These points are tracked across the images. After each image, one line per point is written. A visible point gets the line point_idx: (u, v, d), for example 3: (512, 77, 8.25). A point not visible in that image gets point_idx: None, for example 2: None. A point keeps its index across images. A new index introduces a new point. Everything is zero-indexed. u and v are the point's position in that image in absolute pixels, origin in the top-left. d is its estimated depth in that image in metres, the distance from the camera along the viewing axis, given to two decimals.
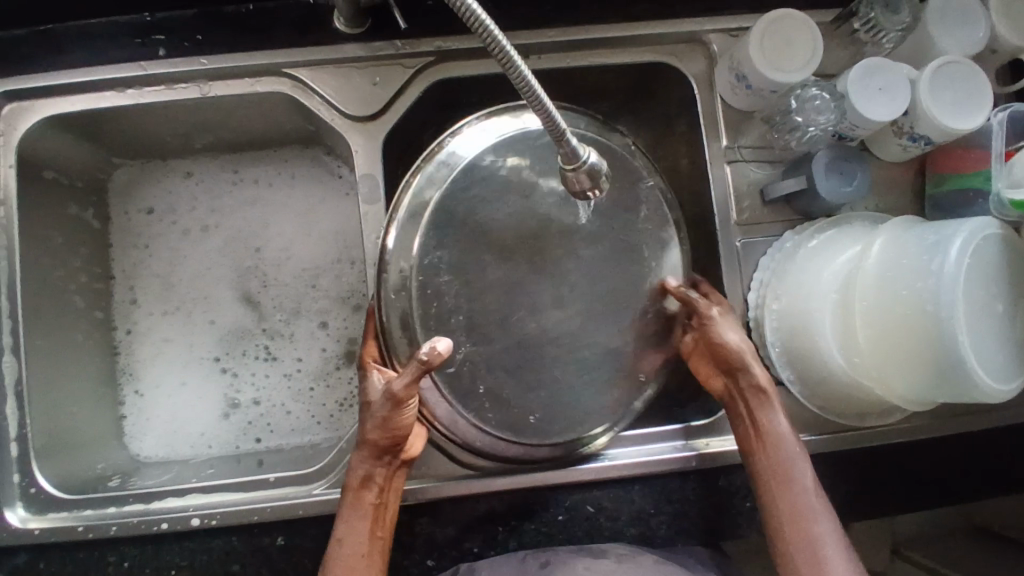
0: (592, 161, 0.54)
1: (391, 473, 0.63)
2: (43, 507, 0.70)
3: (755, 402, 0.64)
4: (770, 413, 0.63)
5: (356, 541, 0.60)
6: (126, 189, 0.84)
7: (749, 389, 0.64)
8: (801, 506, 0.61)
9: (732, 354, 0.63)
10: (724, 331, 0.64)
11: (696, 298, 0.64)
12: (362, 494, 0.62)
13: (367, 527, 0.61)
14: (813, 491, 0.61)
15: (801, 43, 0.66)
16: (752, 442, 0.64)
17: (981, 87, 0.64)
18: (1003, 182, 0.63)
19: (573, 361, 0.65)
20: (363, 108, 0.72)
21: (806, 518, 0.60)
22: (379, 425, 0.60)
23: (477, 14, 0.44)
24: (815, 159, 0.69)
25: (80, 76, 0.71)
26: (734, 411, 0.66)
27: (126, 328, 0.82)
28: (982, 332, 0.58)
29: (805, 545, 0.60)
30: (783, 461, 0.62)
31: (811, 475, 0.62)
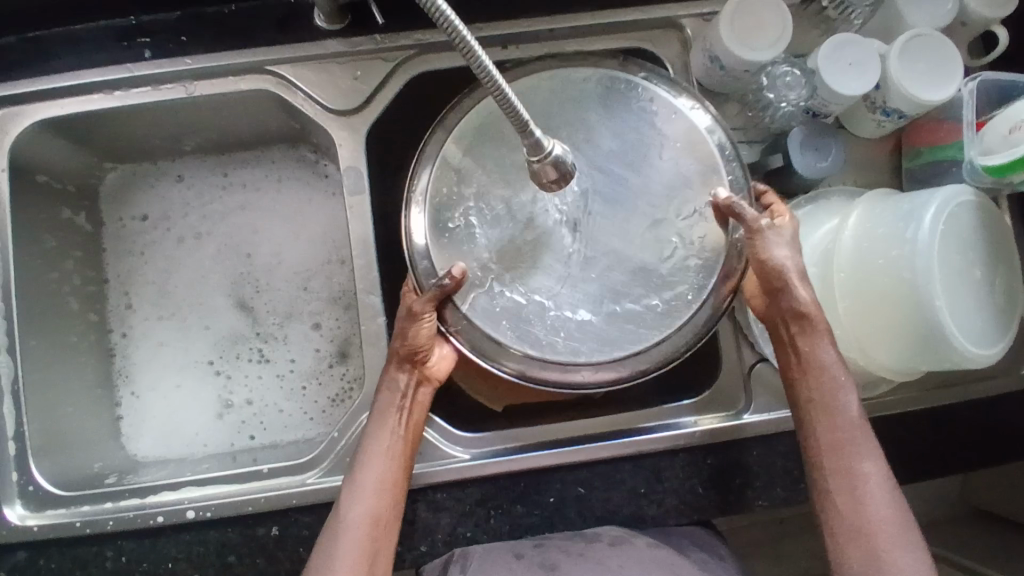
0: (557, 152, 0.54)
1: (414, 383, 0.65)
2: (41, 504, 0.71)
3: (797, 328, 0.61)
4: (814, 341, 0.60)
5: (373, 452, 0.62)
6: (117, 194, 0.85)
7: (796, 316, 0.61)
8: (844, 437, 0.59)
9: (776, 273, 0.59)
10: (773, 248, 0.59)
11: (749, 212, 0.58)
12: (387, 399, 0.64)
13: (386, 435, 0.63)
14: (857, 423, 0.60)
15: (770, 24, 0.68)
16: (794, 370, 0.62)
17: (951, 61, 0.65)
18: (977, 151, 0.65)
19: (605, 285, 0.60)
20: (345, 101, 0.74)
21: (850, 454, 0.59)
22: (400, 335, 0.62)
23: (440, 6, 0.44)
24: (790, 137, 0.70)
25: (70, 81, 0.73)
26: (778, 337, 0.63)
27: (121, 331, 0.84)
28: (962, 299, 0.59)
29: (846, 483, 0.59)
30: (830, 391, 0.60)
31: (856, 406, 0.60)
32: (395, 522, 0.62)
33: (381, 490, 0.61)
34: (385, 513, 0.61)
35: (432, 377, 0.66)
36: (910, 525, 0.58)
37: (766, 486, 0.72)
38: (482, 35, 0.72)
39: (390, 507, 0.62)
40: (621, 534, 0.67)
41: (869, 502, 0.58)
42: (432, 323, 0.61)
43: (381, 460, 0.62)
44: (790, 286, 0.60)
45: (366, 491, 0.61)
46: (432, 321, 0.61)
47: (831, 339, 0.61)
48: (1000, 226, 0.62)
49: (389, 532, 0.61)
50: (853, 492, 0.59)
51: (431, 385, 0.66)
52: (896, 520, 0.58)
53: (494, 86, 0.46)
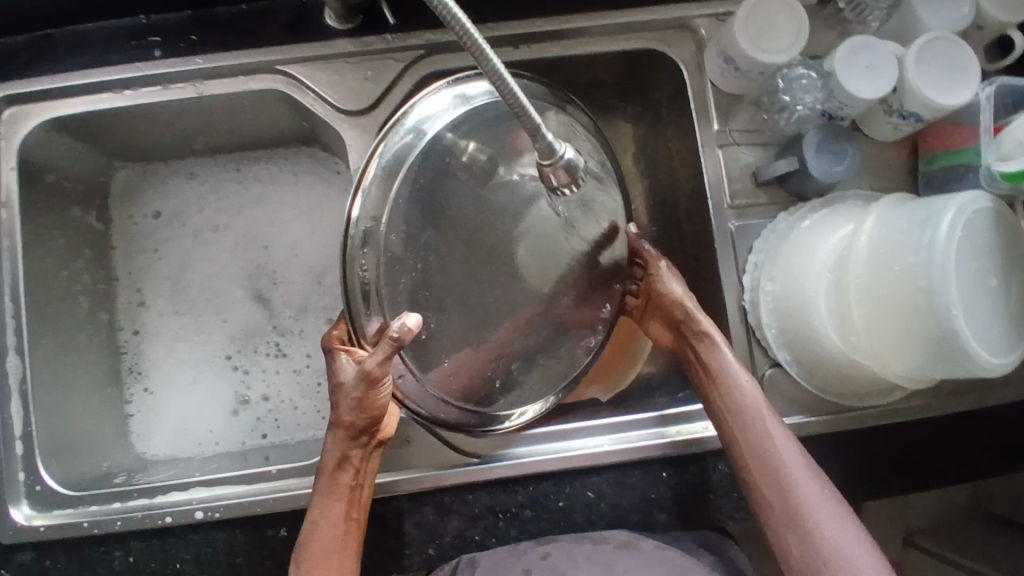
0: (569, 156, 0.54)
1: (364, 455, 0.64)
2: (49, 504, 0.71)
3: (701, 345, 0.68)
4: (715, 354, 0.67)
5: (326, 522, 0.62)
6: (128, 191, 0.85)
7: (695, 336, 0.69)
8: (756, 435, 0.64)
9: (675, 302, 0.69)
10: (667, 282, 0.70)
11: (647, 253, 0.71)
12: (336, 472, 0.63)
13: (340, 507, 0.62)
14: (768, 420, 0.64)
15: (786, 26, 0.67)
16: (705, 384, 0.68)
17: (969, 63, 0.64)
18: (994, 156, 0.63)
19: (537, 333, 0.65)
20: (355, 101, 0.73)
21: (766, 448, 0.63)
22: (354, 407, 0.61)
23: (452, 11, 0.44)
24: (806, 141, 0.69)
25: (79, 79, 0.73)
26: (687, 360, 0.70)
27: (132, 329, 0.83)
28: (978, 308, 0.58)
29: (766, 475, 0.63)
30: (738, 399, 0.65)
31: (764, 405, 0.65)
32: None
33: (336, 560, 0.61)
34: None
35: (381, 439, 0.65)
36: (836, 507, 0.62)
37: None
38: (494, 35, 0.72)
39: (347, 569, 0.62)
40: (629, 537, 0.67)
41: (795, 489, 0.62)
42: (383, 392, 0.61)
43: (335, 530, 0.62)
44: (689, 312, 0.69)
45: (321, 552, 0.61)
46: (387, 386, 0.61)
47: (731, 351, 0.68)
48: (1018, 233, 0.61)
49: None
50: (779, 488, 0.62)
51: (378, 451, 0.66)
52: (823, 503, 0.61)
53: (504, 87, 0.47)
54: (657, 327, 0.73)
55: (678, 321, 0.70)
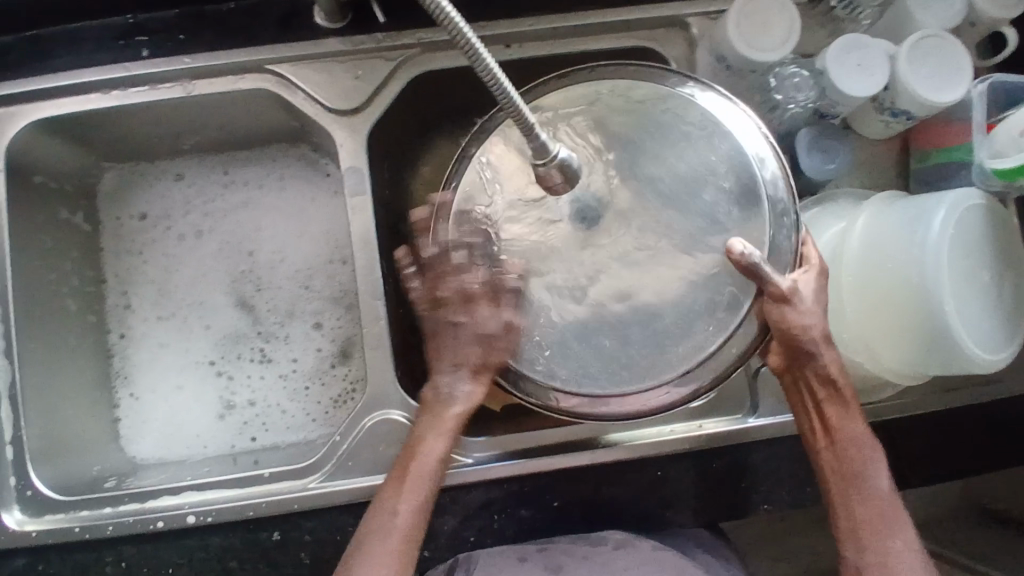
0: (563, 155, 0.54)
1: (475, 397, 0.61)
2: (41, 509, 0.71)
3: (826, 395, 0.60)
4: (839, 410, 0.60)
5: (429, 454, 0.61)
6: (115, 192, 0.84)
7: (820, 381, 0.60)
8: (871, 509, 0.59)
9: (805, 339, 0.57)
10: (799, 313, 0.56)
11: (774, 279, 0.55)
12: (444, 404, 0.61)
13: (442, 444, 0.61)
14: (886, 492, 0.60)
15: (776, 22, 0.67)
16: (819, 435, 0.62)
17: (960, 61, 0.64)
18: (986, 154, 0.63)
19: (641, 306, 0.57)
20: (346, 100, 0.73)
21: (880, 524, 0.59)
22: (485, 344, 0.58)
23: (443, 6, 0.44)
24: (798, 137, 0.71)
25: (66, 80, 0.72)
26: (801, 401, 0.63)
27: (120, 332, 0.83)
28: (971, 305, 0.58)
29: (875, 554, 0.58)
30: (853, 458, 0.60)
31: (884, 476, 0.60)
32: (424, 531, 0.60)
33: (418, 498, 0.60)
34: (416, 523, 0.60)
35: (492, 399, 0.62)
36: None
37: (771, 491, 0.72)
38: (485, 34, 0.71)
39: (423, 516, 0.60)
40: (626, 537, 0.67)
41: None
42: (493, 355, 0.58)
43: (427, 467, 0.61)
44: (818, 353, 0.59)
45: (413, 488, 0.60)
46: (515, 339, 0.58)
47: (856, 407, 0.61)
48: (1011, 230, 0.61)
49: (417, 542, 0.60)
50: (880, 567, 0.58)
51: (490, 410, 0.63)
52: None
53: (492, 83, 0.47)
54: None
55: (798, 358, 0.59)
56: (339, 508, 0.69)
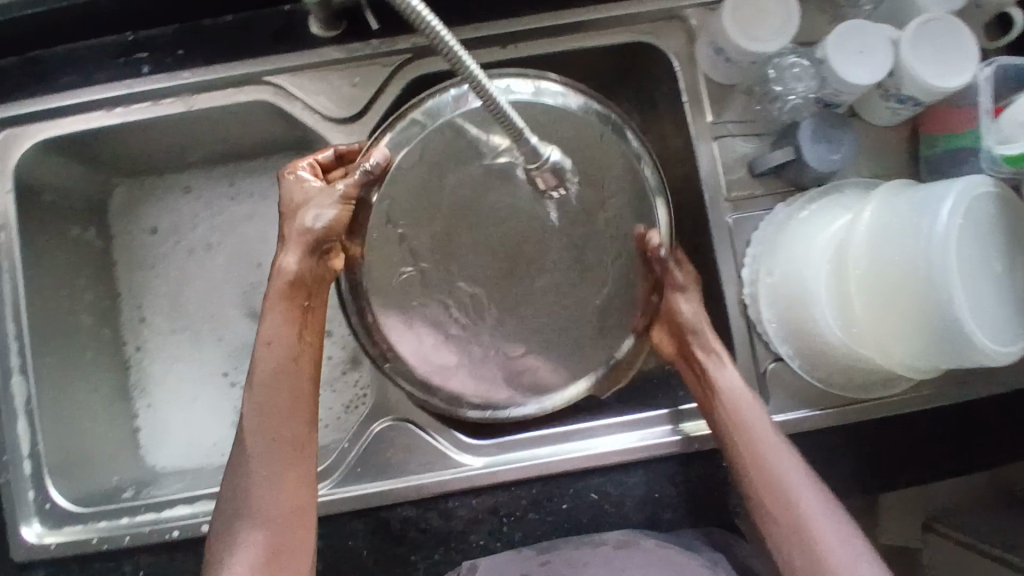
0: (555, 159, 0.55)
1: (316, 274, 0.65)
2: (59, 521, 0.72)
3: (703, 353, 0.67)
4: (719, 366, 0.66)
5: (280, 343, 0.63)
6: (126, 207, 0.86)
7: (701, 347, 0.68)
8: (760, 449, 0.63)
9: (691, 318, 0.68)
10: (688, 300, 0.69)
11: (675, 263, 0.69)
12: (291, 291, 0.63)
13: (294, 329, 0.63)
14: (773, 434, 0.64)
15: (775, 12, 0.65)
16: (711, 402, 0.67)
17: (967, 43, 0.62)
18: (994, 139, 0.61)
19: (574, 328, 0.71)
20: (344, 108, 0.73)
21: (771, 456, 0.63)
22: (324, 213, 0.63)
23: (420, 12, 0.44)
24: (801, 129, 0.68)
25: (70, 100, 0.73)
26: (688, 369, 0.69)
27: (136, 345, 0.84)
28: (982, 296, 0.56)
29: (776, 488, 0.62)
30: (744, 421, 0.64)
31: (768, 419, 0.65)
32: (313, 410, 0.63)
33: (295, 387, 0.62)
34: (302, 401, 0.62)
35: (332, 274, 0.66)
36: (858, 542, 0.59)
37: None
38: (480, 36, 0.71)
39: (306, 396, 0.63)
40: (629, 537, 0.66)
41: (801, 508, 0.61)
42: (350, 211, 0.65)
43: (283, 345, 0.62)
44: (699, 324, 0.68)
45: (278, 381, 0.62)
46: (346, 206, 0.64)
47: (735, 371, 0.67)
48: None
49: (311, 426, 0.63)
50: (795, 530, 0.60)
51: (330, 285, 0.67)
52: (832, 516, 0.60)
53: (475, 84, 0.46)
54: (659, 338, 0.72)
55: (685, 338, 0.69)
56: (349, 515, 0.70)
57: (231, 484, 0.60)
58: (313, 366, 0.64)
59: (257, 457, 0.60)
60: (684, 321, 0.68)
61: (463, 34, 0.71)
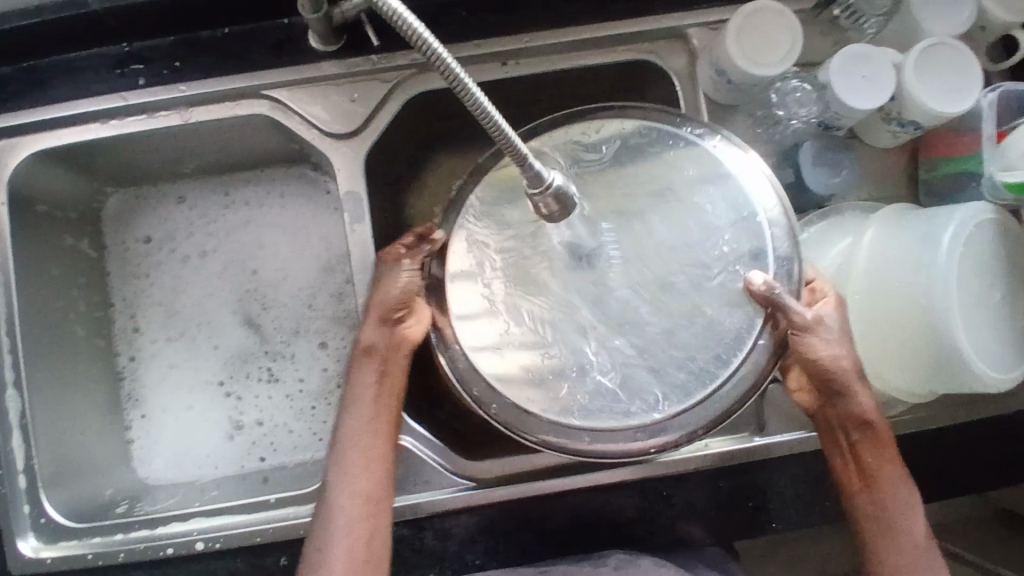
0: (558, 184, 0.53)
1: (391, 343, 0.62)
2: (54, 535, 0.72)
3: (857, 435, 0.60)
4: (873, 450, 0.60)
5: (362, 411, 0.62)
6: (120, 216, 0.85)
7: (854, 423, 0.60)
8: (906, 558, 0.59)
9: (839, 384, 0.58)
10: (824, 346, 0.57)
11: (795, 310, 0.56)
12: (365, 360, 0.63)
13: (370, 395, 0.62)
14: (922, 537, 0.59)
15: (778, 36, 0.65)
16: (852, 475, 0.61)
17: (970, 70, 0.62)
18: (997, 167, 0.61)
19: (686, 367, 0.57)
20: (342, 124, 0.72)
21: (916, 565, 0.58)
22: (381, 285, 0.61)
23: (420, 32, 0.44)
24: (803, 150, 0.71)
25: (65, 110, 0.72)
26: (833, 441, 0.62)
27: (129, 354, 0.83)
28: (981, 325, 0.56)
29: None
30: (889, 519, 0.59)
31: (920, 519, 0.59)
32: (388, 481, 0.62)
33: (375, 463, 0.61)
34: (384, 497, 0.61)
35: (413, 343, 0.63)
36: None
37: (778, 509, 0.71)
38: (481, 52, 0.70)
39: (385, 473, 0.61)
40: (627, 557, 0.66)
41: None
42: (418, 277, 0.61)
43: (365, 414, 0.62)
44: (853, 396, 0.59)
45: (355, 457, 0.61)
46: (409, 275, 0.61)
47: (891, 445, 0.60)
48: None
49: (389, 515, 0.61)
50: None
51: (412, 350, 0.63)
52: None
53: (472, 103, 0.45)
54: (798, 380, 0.63)
55: (829, 393, 0.59)
56: None
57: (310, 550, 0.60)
58: (394, 432, 0.63)
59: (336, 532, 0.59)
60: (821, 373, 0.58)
61: (463, 51, 0.70)
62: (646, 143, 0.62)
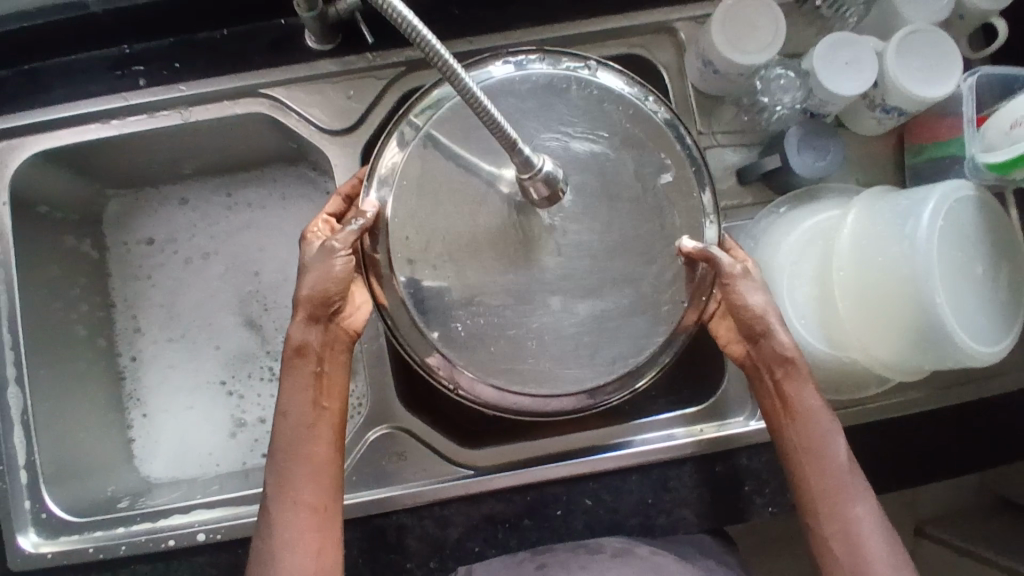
0: (547, 168, 0.55)
1: (326, 339, 0.61)
2: (55, 531, 0.73)
3: (781, 372, 0.60)
4: (797, 384, 0.60)
5: (295, 412, 0.60)
6: (121, 218, 0.86)
7: (776, 360, 0.60)
8: (835, 484, 0.59)
9: (758, 319, 0.60)
10: (747, 291, 0.60)
11: (721, 257, 0.59)
12: (299, 361, 0.60)
13: (307, 396, 0.60)
14: (847, 466, 0.59)
15: (762, 26, 0.67)
16: (781, 417, 0.61)
17: (950, 54, 0.64)
18: (978, 147, 0.63)
19: (626, 329, 0.61)
20: (339, 120, 0.74)
21: (845, 498, 0.59)
22: (311, 278, 0.59)
23: (411, 21, 0.43)
24: (787, 136, 0.69)
25: (66, 112, 0.74)
26: (758, 380, 0.62)
27: (130, 354, 0.84)
28: (965, 297, 0.57)
29: (839, 527, 0.58)
30: (817, 449, 0.59)
31: (843, 447, 0.60)
32: (333, 473, 0.60)
33: (317, 451, 0.60)
34: (323, 467, 0.59)
35: (349, 333, 0.63)
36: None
37: (775, 493, 0.71)
38: (474, 48, 0.72)
39: (326, 462, 0.60)
40: (624, 545, 0.66)
41: (866, 554, 0.57)
42: (349, 263, 0.60)
43: (310, 400, 0.60)
44: (772, 332, 0.60)
45: (293, 449, 0.59)
46: (342, 263, 0.59)
47: (813, 384, 0.60)
48: (1005, 224, 0.61)
49: (332, 489, 0.60)
50: (846, 538, 0.58)
51: (347, 342, 0.63)
52: (896, 560, 0.57)
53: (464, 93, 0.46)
54: (726, 329, 0.64)
55: (754, 333, 0.60)
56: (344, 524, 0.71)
57: (259, 554, 0.58)
58: (337, 426, 0.61)
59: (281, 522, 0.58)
60: (748, 318, 0.60)
61: (456, 47, 0.72)
62: (585, 95, 0.62)
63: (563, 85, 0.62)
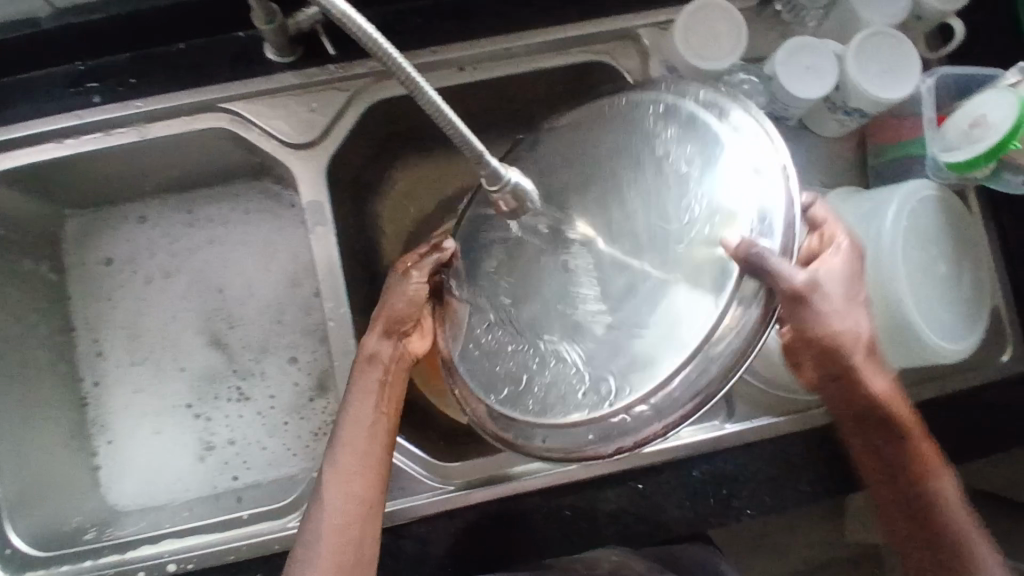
0: (515, 181, 0.52)
1: (395, 355, 0.61)
2: (20, 566, 0.71)
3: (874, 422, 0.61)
4: (899, 445, 0.62)
5: (360, 415, 0.60)
6: (79, 239, 0.83)
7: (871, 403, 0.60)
8: (966, 532, 0.63)
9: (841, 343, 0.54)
10: (818, 309, 0.51)
11: (777, 271, 0.48)
12: (367, 368, 0.61)
13: (370, 403, 0.60)
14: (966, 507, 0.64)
15: (724, 30, 0.67)
16: (931, 473, 0.63)
17: (908, 55, 0.65)
18: (940, 147, 0.64)
19: (665, 350, 0.49)
20: (302, 133, 0.73)
21: (978, 541, 0.63)
22: (401, 296, 0.59)
23: (371, 36, 0.43)
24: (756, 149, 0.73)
25: (17, 131, 0.71)
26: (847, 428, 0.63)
27: (92, 380, 0.82)
28: (929, 292, 0.59)
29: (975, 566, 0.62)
30: (943, 497, 0.63)
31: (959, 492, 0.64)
32: (384, 478, 0.60)
33: (368, 456, 0.59)
34: (370, 475, 0.59)
35: (412, 357, 0.62)
36: None
37: (752, 496, 0.72)
38: (437, 59, 0.71)
39: (375, 471, 0.60)
40: None
41: None
42: (428, 287, 0.59)
43: (370, 408, 0.60)
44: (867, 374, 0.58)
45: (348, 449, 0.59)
46: (419, 283, 0.59)
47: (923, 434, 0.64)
48: (965, 220, 0.62)
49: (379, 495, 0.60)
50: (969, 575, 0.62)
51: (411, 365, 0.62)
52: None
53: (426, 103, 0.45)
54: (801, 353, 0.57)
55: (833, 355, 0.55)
56: None
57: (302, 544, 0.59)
58: (391, 436, 0.61)
59: (326, 528, 0.58)
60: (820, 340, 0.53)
61: (420, 57, 0.71)
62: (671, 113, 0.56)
63: (650, 106, 0.57)
